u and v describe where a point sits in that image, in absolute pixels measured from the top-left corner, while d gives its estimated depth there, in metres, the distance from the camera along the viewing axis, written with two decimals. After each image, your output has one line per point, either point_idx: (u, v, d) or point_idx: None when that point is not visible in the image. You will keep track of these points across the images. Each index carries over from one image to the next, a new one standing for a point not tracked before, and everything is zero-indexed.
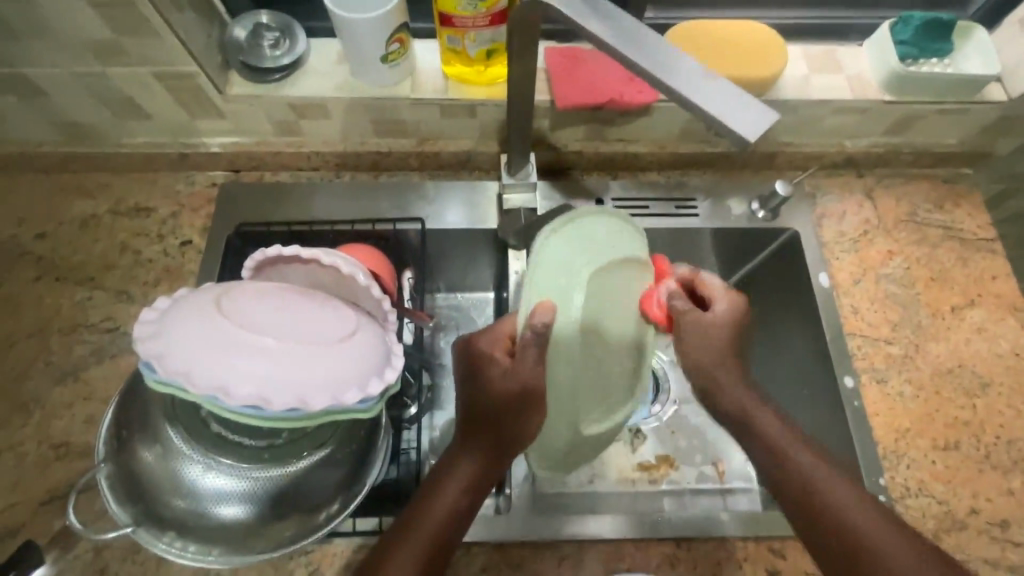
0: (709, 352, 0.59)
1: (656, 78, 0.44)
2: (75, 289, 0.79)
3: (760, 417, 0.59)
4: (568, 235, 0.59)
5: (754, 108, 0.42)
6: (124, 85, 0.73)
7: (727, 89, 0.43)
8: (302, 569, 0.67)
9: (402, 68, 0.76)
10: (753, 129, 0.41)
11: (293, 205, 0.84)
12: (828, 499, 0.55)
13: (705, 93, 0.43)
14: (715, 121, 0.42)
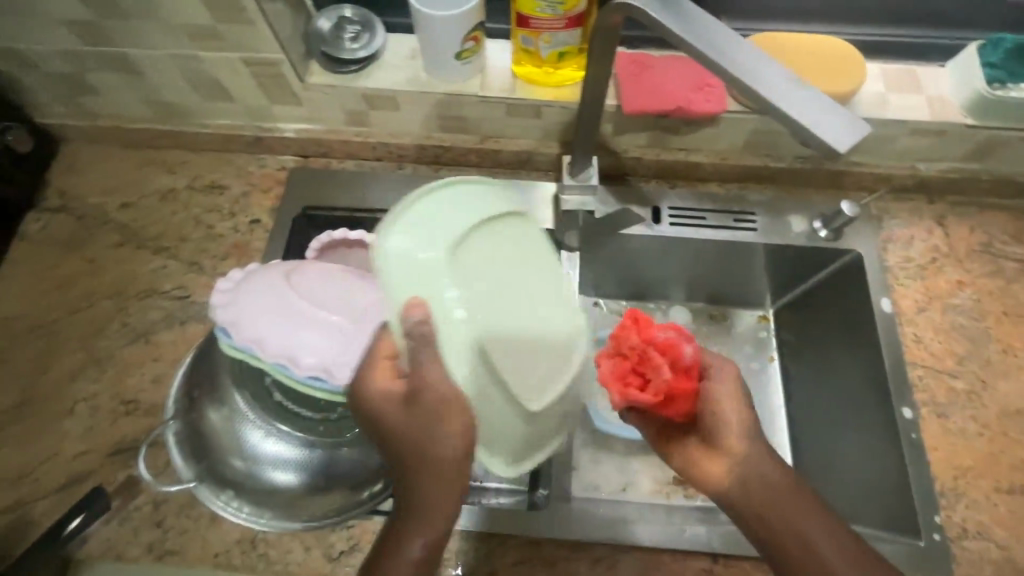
0: (729, 397, 0.56)
1: (745, 85, 0.44)
2: (152, 257, 0.85)
3: (745, 443, 0.55)
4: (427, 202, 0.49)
5: (846, 119, 0.42)
6: (213, 69, 0.77)
7: (817, 99, 0.43)
8: (343, 543, 0.66)
9: (473, 66, 0.78)
10: (846, 140, 0.41)
11: (355, 192, 0.87)
12: (807, 533, 0.53)
13: (796, 102, 0.43)
14: (805, 130, 0.42)
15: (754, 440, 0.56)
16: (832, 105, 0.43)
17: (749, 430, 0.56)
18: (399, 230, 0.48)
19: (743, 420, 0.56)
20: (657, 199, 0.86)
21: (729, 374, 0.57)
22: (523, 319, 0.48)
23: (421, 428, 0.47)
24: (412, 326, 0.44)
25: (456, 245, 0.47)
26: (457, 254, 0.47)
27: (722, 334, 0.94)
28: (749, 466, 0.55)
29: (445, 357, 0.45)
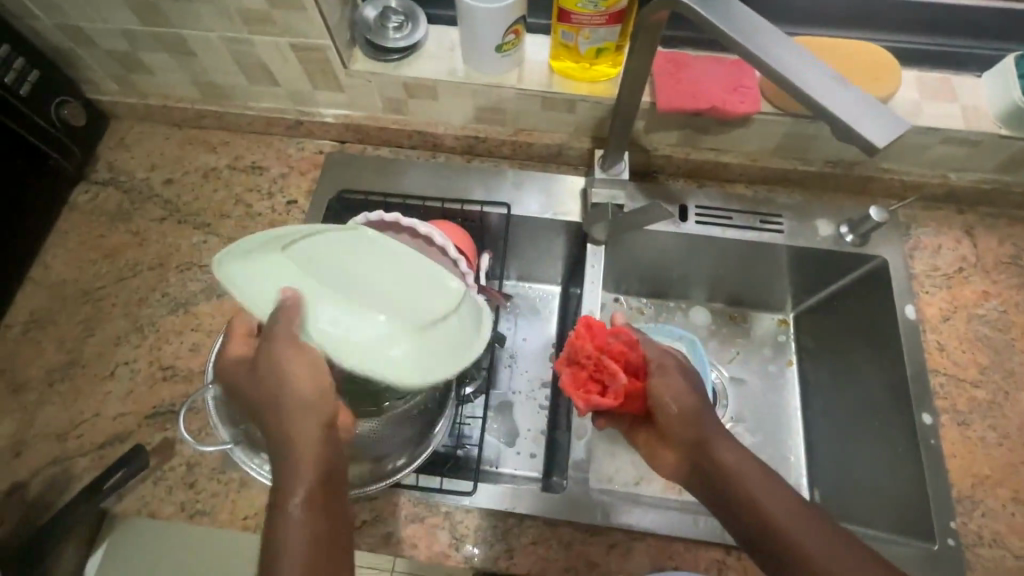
0: (675, 380, 0.64)
1: (788, 80, 0.45)
2: (193, 231, 0.88)
3: (691, 416, 0.61)
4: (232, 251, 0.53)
5: (886, 116, 0.43)
6: (262, 52, 0.80)
7: (858, 95, 0.44)
8: (366, 513, 0.70)
9: (511, 59, 0.80)
10: (885, 137, 0.42)
11: (391, 178, 0.90)
12: (759, 496, 0.55)
13: (836, 99, 0.44)
14: (844, 127, 0.43)
15: (703, 413, 0.61)
16: (873, 102, 0.44)
17: (697, 405, 0.62)
18: (248, 254, 0.52)
19: (688, 398, 0.62)
20: (685, 198, 0.87)
21: (669, 362, 0.66)
22: (409, 298, 0.54)
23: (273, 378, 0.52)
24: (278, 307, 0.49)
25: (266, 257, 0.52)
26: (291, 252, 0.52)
27: (741, 336, 0.95)
28: (696, 435, 0.60)
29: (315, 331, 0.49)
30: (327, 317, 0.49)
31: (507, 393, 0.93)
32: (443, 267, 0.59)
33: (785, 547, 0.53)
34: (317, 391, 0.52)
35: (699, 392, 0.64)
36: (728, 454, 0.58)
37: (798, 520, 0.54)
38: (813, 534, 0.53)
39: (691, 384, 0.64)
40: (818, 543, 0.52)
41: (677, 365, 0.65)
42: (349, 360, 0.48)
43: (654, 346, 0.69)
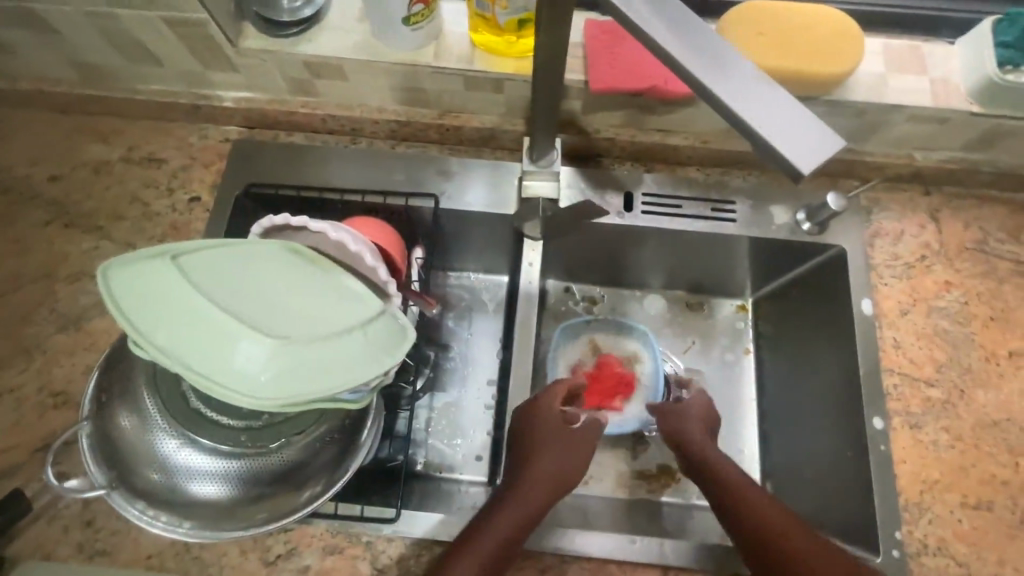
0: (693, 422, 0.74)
1: (697, 79, 0.36)
2: (82, 237, 0.78)
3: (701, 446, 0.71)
4: (132, 283, 0.51)
5: (816, 129, 0.34)
6: (134, 28, 0.70)
7: (785, 101, 0.35)
8: (280, 547, 0.66)
9: (425, 32, 0.70)
10: (813, 159, 0.33)
11: (305, 168, 0.80)
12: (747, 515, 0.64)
13: (754, 106, 0.35)
14: (764, 145, 0.34)
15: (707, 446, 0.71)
16: (798, 108, 0.35)
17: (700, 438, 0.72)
18: (153, 288, 0.51)
19: (696, 431, 0.73)
20: (631, 185, 0.79)
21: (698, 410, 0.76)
22: (324, 320, 0.55)
23: (573, 445, 0.69)
24: (195, 350, 0.50)
25: (158, 283, 0.52)
26: (200, 284, 0.52)
27: (698, 323, 0.89)
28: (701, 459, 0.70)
29: (229, 374, 0.50)
30: (242, 356, 0.51)
31: (452, 393, 0.87)
32: (359, 288, 0.58)
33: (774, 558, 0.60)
34: (557, 485, 0.66)
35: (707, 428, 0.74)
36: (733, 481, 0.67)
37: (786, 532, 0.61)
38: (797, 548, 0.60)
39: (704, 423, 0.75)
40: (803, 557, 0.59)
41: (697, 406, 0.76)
42: (254, 395, 0.51)
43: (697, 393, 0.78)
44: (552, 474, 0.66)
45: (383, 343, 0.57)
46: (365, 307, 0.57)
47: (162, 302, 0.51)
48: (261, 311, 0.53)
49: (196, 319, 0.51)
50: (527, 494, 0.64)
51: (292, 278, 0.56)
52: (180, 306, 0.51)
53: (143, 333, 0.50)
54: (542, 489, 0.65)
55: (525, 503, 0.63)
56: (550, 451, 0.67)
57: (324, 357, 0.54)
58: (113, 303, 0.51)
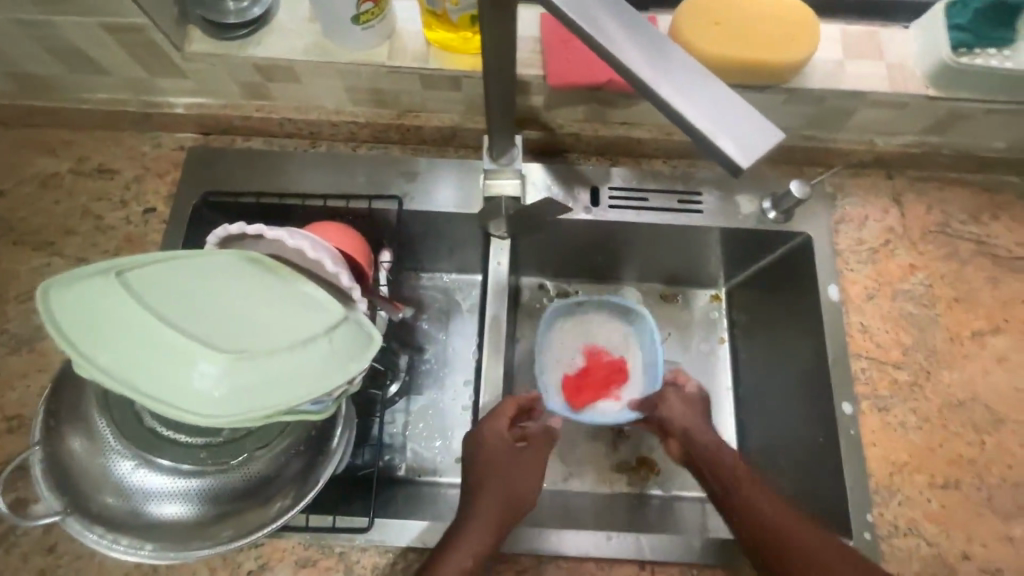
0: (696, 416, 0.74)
1: (635, 76, 0.35)
2: (32, 254, 0.76)
3: (704, 441, 0.71)
4: (76, 305, 0.49)
5: (753, 122, 0.33)
6: (72, 36, 0.67)
7: (724, 94, 0.34)
8: (252, 563, 0.64)
9: (377, 31, 0.68)
10: (751, 153, 0.33)
11: (264, 174, 0.78)
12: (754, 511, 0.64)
13: (692, 101, 0.34)
14: (703, 139, 0.34)
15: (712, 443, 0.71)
16: (736, 102, 0.34)
17: (702, 431, 0.72)
18: (98, 309, 0.49)
19: (693, 423, 0.73)
20: (598, 179, 0.79)
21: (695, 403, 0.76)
22: (281, 330, 0.53)
23: (524, 465, 0.69)
24: (146, 372, 0.49)
25: (103, 302, 0.49)
26: (147, 301, 0.50)
27: (675, 314, 0.89)
28: (707, 455, 0.70)
29: (185, 395, 0.49)
30: (197, 376, 0.49)
31: (428, 396, 0.86)
32: (316, 292, 0.55)
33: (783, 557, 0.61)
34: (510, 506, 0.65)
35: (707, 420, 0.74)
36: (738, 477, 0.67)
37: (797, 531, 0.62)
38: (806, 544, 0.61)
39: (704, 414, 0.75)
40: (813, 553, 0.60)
41: (684, 408, 0.75)
42: (212, 414, 0.49)
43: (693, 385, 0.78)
44: (507, 496, 0.65)
45: (347, 348, 0.55)
46: (324, 309, 0.55)
47: (108, 323, 0.49)
48: (215, 326, 0.51)
49: (143, 339, 0.49)
50: (488, 514, 0.63)
51: (243, 287, 0.54)
52: (126, 326, 0.49)
53: (86, 355, 0.48)
54: (500, 512, 0.64)
55: (485, 526, 0.62)
56: (499, 474, 0.66)
57: (284, 371, 0.52)
58: (56, 327, 0.49)
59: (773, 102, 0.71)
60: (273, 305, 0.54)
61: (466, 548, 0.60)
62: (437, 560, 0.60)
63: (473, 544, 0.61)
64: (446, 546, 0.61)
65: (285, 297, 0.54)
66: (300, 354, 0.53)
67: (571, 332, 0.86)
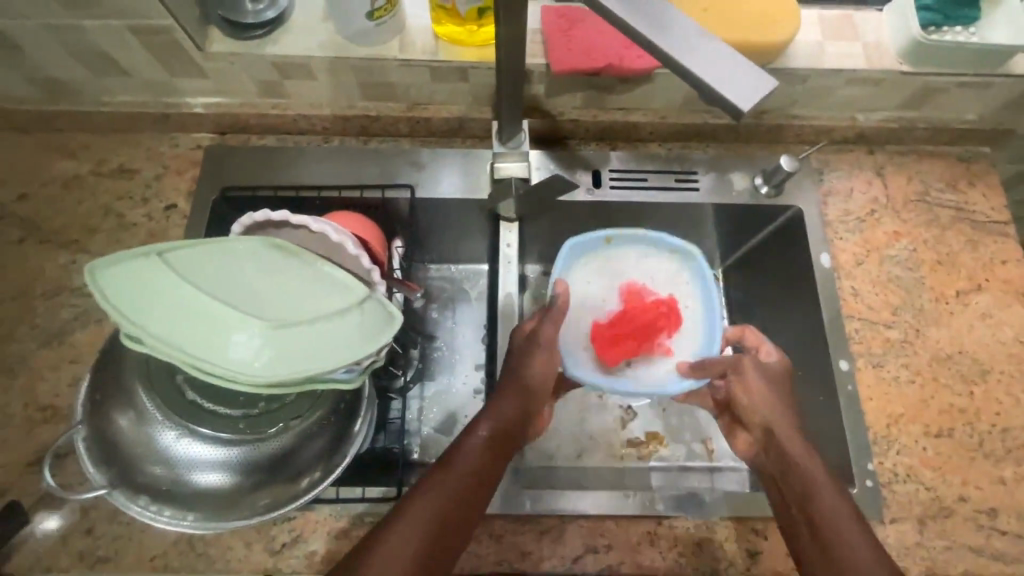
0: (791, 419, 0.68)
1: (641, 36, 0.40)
2: (58, 252, 0.78)
3: (800, 453, 0.64)
4: (121, 280, 0.53)
5: (750, 72, 0.38)
6: (100, 39, 0.72)
7: (721, 50, 0.39)
8: (285, 536, 0.67)
9: (389, 27, 0.73)
10: (750, 97, 0.37)
11: (280, 169, 0.81)
12: (853, 549, 0.56)
13: (692, 56, 0.39)
14: (706, 88, 0.38)
15: (812, 460, 0.63)
16: (733, 56, 0.38)
17: (802, 449, 0.64)
18: (143, 283, 0.53)
19: (779, 419, 0.68)
20: (599, 163, 0.83)
21: (779, 380, 0.72)
22: (313, 305, 0.57)
23: (546, 351, 0.71)
24: (190, 341, 0.52)
25: (148, 278, 0.53)
26: (189, 276, 0.54)
27: None
28: (804, 475, 0.62)
29: (225, 362, 0.52)
30: (236, 345, 0.53)
31: (443, 380, 0.88)
32: (344, 272, 0.59)
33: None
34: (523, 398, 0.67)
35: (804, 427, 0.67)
36: (839, 508, 0.59)
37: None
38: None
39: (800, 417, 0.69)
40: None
41: (762, 381, 0.71)
42: (251, 378, 0.53)
43: (777, 362, 0.74)
44: (522, 383, 0.68)
45: (373, 324, 0.59)
46: (351, 288, 0.58)
47: (153, 296, 0.53)
48: (252, 300, 0.55)
49: (188, 308, 0.53)
50: (501, 405, 0.66)
51: (275, 267, 0.57)
52: (170, 297, 0.53)
53: (134, 321, 0.51)
54: (513, 404, 0.66)
55: (498, 417, 0.65)
56: (514, 365, 0.69)
57: (316, 343, 0.55)
58: (102, 300, 0.52)
59: None
60: (304, 282, 0.57)
61: (477, 439, 0.62)
62: (450, 449, 0.61)
63: (484, 436, 0.62)
64: (460, 440, 0.62)
65: (315, 277, 0.58)
66: (333, 326, 0.57)
67: (594, 274, 0.82)
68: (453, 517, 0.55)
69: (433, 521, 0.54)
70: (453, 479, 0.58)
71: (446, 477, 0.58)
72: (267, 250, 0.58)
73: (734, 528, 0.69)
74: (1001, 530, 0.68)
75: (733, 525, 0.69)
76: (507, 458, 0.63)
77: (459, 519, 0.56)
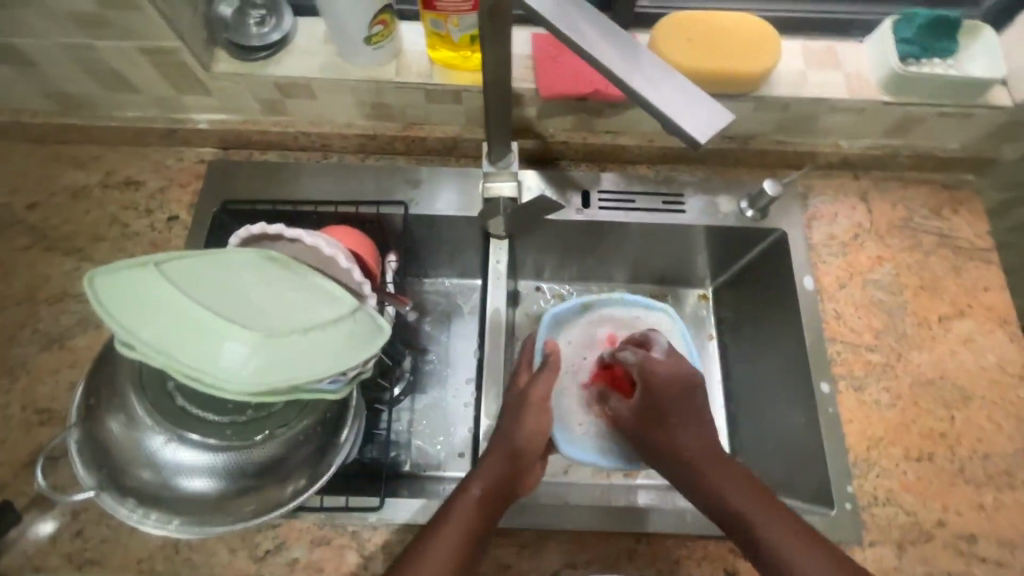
0: (677, 418, 0.67)
1: (612, 72, 0.43)
2: (63, 259, 0.81)
3: (687, 450, 0.65)
4: (120, 291, 0.55)
5: (708, 106, 0.41)
6: (111, 58, 0.75)
7: (683, 86, 0.42)
8: (269, 543, 0.68)
9: (387, 50, 0.77)
10: (706, 130, 0.40)
11: (280, 183, 0.84)
12: (760, 535, 0.60)
13: (657, 90, 0.42)
14: (667, 120, 0.41)
15: (699, 451, 0.65)
16: (695, 92, 0.42)
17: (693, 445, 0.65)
18: (140, 294, 0.55)
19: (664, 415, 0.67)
20: (588, 184, 0.85)
21: (664, 387, 0.68)
22: (301, 316, 0.59)
23: (537, 410, 0.70)
24: (181, 350, 0.53)
25: (145, 288, 0.55)
26: (184, 288, 0.56)
27: None
28: (694, 472, 0.64)
29: (213, 372, 0.53)
30: (225, 355, 0.54)
31: (432, 394, 0.89)
32: (334, 286, 0.62)
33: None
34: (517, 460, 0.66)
35: (694, 419, 0.67)
36: (734, 496, 0.63)
37: (810, 553, 0.59)
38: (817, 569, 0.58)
39: (692, 413, 0.67)
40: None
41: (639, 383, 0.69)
42: (237, 387, 0.54)
43: (666, 368, 0.69)
44: (511, 446, 0.66)
45: (360, 335, 0.61)
46: (340, 301, 0.61)
47: (149, 307, 0.55)
48: (243, 311, 0.57)
49: (181, 318, 0.55)
50: (490, 462, 0.65)
51: (270, 281, 0.61)
52: (163, 308, 0.55)
53: (127, 330, 0.53)
54: (500, 462, 0.65)
55: (488, 476, 0.64)
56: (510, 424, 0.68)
57: (303, 353, 0.57)
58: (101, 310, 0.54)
59: (743, 109, 0.79)
60: (296, 295, 0.61)
61: (468, 501, 0.63)
62: (443, 511, 0.63)
63: (475, 495, 0.63)
64: (452, 500, 0.63)
65: (307, 290, 0.61)
66: (319, 336, 0.58)
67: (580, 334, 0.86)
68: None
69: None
70: (449, 545, 0.60)
71: (442, 542, 0.60)
72: (264, 262, 0.62)
73: (713, 547, 0.69)
74: (980, 556, 0.68)
75: (712, 544, 0.69)
76: (501, 514, 0.64)
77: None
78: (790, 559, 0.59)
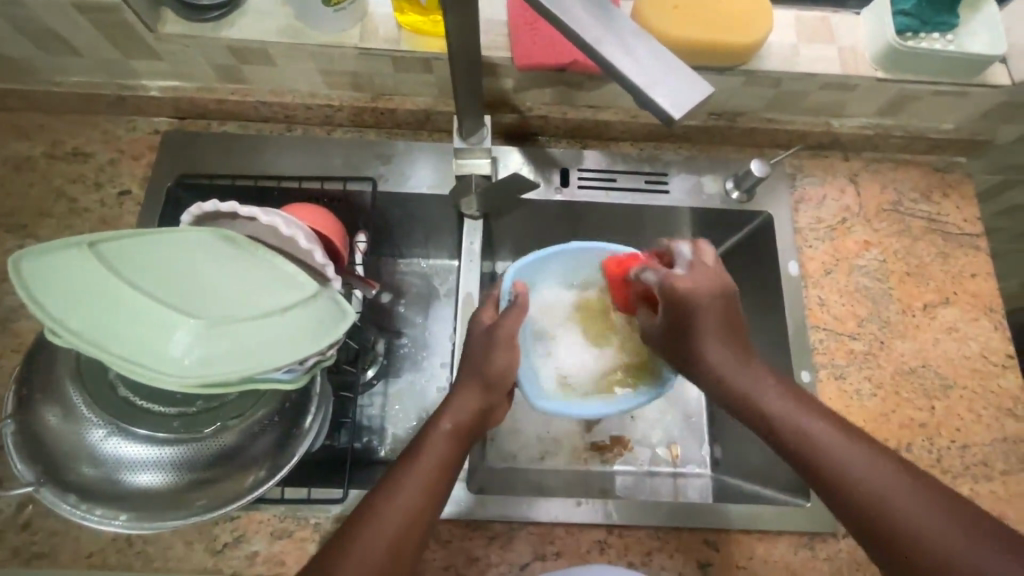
0: (708, 334, 0.61)
1: (581, 37, 0.39)
2: (6, 236, 0.76)
3: (717, 368, 0.61)
4: (50, 282, 0.50)
5: (687, 77, 0.38)
6: (47, 15, 0.69)
7: (659, 54, 0.39)
8: (228, 536, 0.65)
9: (350, 12, 0.71)
10: (684, 104, 0.37)
11: (239, 157, 0.79)
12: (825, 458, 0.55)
13: (630, 58, 0.38)
14: (641, 93, 0.38)
15: (726, 354, 0.61)
16: (674, 62, 0.38)
17: (731, 358, 0.61)
18: (75, 284, 0.50)
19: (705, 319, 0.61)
20: (568, 161, 0.81)
21: (697, 295, 0.61)
22: (257, 301, 0.54)
23: (506, 345, 0.65)
24: (127, 344, 0.50)
25: (79, 277, 0.51)
26: (123, 275, 0.51)
27: None
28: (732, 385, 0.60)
29: (166, 365, 0.50)
30: (177, 346, 0.51)
31: (406, 378, 0.86)
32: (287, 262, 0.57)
33: (855, 494, 0.53)
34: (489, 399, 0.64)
35: (723, 322, 0.62)
36: (770, 400, 0.58)
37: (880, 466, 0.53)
38: (888, 485, 0.52)
39: (717, 317, 0.62)
40: (940, 526, 0.50)
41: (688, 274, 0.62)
42: (193, 378, 0.50)
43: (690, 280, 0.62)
44: (481, 380, 0.63)
45: (319, 316, 0.56)
46: (290, 284, 0.56)
47: (86, 298, 0.50)
48: (193, 299, 0.53)
49: (124, 310, 0.50)
50: (463, 398, 0.63)
51: (221, 262, 0.55)
52: (103, 297, 0.51)
53: (65, 325, 0.49)
54: (472, 398, 0.63)
55: (461, 412, 0.62)
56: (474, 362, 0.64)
57: (258, 342, 0.53)
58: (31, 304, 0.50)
59: (732, 83, 0.75)
60: (248, 276, 0.55)
61: (441, 435, 0.60)
62: (416, 449, 0.60)
63: (447, 429, 0.61)
64: (423, 436, 0.61)
65: (260, 270, 0.56)
66: (270, 327, 0.54)
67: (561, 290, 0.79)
68: (416, 528, 0.55)
69: (416, 523, 0.55)
70: (424, 479, 0.57)
71: (413, 483, 0.56)
72: (214, 242, 0.55)
73: (686, 538, 0.68)
74: None
75: (685, 535, 0.68)
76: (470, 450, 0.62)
77: (428, 525, 0.56)
78: (848, 471, 0.54)
